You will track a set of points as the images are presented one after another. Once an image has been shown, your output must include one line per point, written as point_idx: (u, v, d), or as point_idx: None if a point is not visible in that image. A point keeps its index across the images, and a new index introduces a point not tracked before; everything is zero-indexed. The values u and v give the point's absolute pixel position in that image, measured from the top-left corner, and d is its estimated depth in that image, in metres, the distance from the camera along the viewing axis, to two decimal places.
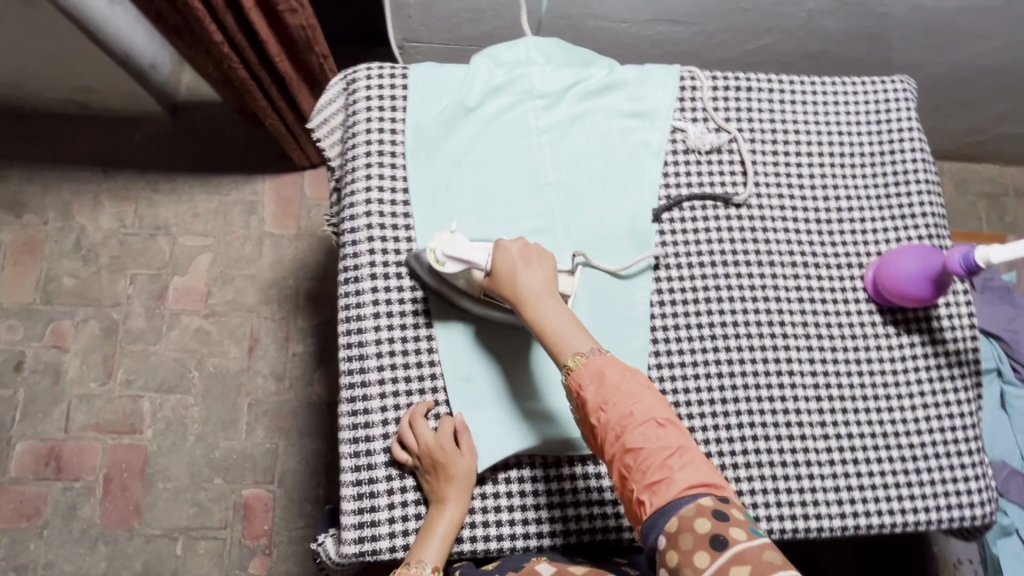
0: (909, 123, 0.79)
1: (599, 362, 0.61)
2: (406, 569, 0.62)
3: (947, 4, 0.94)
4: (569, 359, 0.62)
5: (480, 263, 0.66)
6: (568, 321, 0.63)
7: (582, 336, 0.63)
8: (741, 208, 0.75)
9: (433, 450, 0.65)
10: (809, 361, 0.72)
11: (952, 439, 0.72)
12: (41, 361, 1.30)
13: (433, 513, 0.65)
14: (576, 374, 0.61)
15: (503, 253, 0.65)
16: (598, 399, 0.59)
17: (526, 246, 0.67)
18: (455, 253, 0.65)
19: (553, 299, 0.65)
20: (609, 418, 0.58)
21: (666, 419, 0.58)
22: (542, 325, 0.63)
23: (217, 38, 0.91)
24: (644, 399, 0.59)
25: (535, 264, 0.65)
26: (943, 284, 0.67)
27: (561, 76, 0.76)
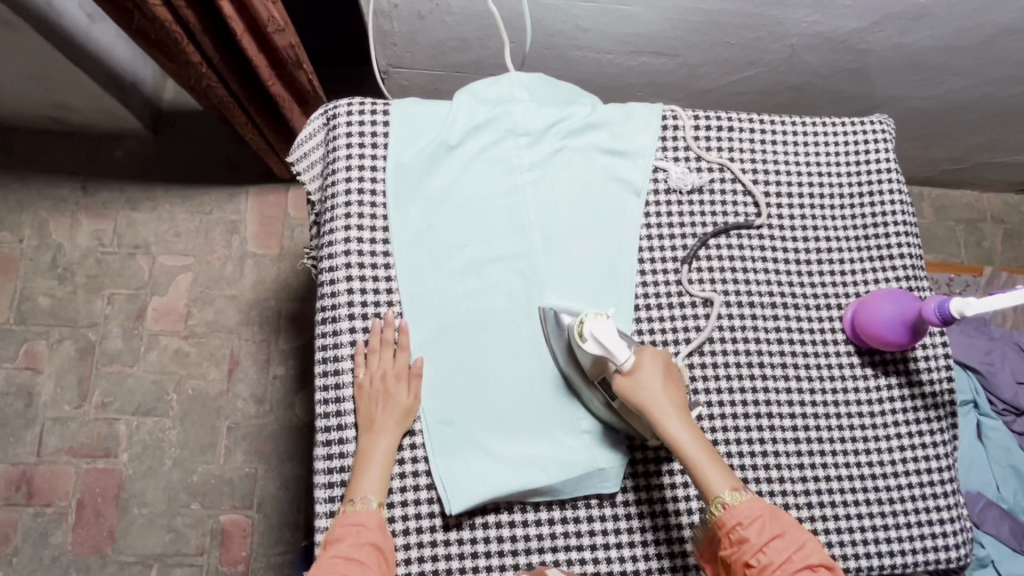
0: (888, 164, 0.80)
1: (757, 505, 0.60)
2: (352, 505, 0.63)
3: (925, 43, 0.96)
4: (726, 493, 0.60)
5: (624, 364, 0.63)
6: (710, 451, 0.62)
7: (726, 466, 0.62)
8: (722, 250, 0.75)
9: (388, 375, 0.67)
10: (787, 403, 0.73)
11: (928, 482, 0.73)
12: (13, 383, 1.27)
13: (372, 442, 0.65)
14: (732, 511, 0.59)
15: (650, 363, 0.64)
16: (759, 541, 0.58)
17: (670, 368, 0.65)
18: (604, 340, 0.62)
19: (691, 427, 0.63)
20: (769, 559, 0.57)
21: (823, 564, 0.57)
22: (687, 450, 0.62)
23: (196, 61, 0.88)
24: (805, 544, 0.58)
25: (674, 384, 0.64)
26: (919, 330, 0.68)
27: (544, 114, 0.76)
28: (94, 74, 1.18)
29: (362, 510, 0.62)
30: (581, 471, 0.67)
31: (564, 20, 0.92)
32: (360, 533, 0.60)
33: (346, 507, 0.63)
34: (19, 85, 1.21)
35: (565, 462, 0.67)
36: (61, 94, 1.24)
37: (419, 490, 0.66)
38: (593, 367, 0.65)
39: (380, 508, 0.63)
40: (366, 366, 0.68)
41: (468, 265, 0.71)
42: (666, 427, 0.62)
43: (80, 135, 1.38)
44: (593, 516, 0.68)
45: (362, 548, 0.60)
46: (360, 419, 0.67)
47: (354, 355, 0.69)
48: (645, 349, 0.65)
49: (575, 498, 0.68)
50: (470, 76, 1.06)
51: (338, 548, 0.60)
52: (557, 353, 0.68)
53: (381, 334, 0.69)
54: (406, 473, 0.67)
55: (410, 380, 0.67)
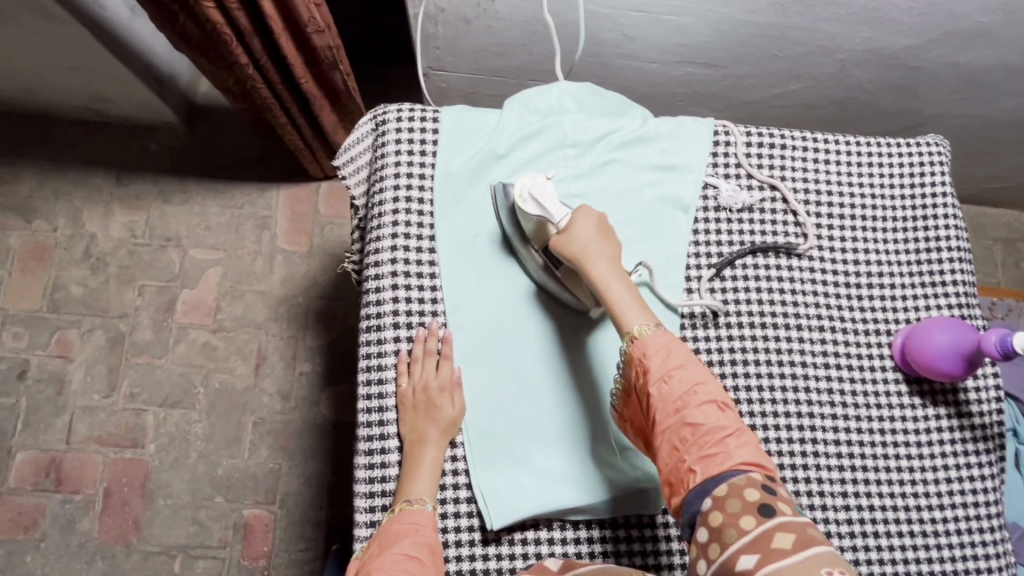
0: (943, 187, 0.78)
1: (666, 339, 0.61)
2: (408, 506, 0.62)
3: (981, 62, 0.93)
4: (636, 328, 0.61)
5: (556, 218, 0.65)
6: (632, 293, 0.63)
7: (648, 311, 0.63)
8: (770, 270, 0.74)
9: (430, 387, 0.66)
10: (833, 429, 0.71)
11: (975, 516, 0.71)
12: (45, 370, 1.29)
13: (419, 452, 0.65)
14: (640, 344, 0.61)
15: (582, 216, 0.65)
16: (664, 372, 0.59)
17: (603, 219, 0.67)
18: (539, 197, 0.66)
19: (617, 272, 0.64)
20: (672, 389, 0.58)
21: (725, 400, 0.58)
22: (608, 289, 0.63)
23: (243, 61, 0.88)
24: (707, 379, 0.59)
25: (608, 233, 0.65)
26: (975, 362, 0.67)
27: (594, 127, 0.75)
28: (135, 66, 1.18)
29: (419, 511, 0.61)
30: (622, 490, 0.66)
31: (612, 29, 0.91)
32: (419, 533, 0.60)
33: (401, 508, 0.62)
34: (61, 75, 1.22)
35: (606, 479, 0.66)
36: (100, 85, 1.24)
37: (459, 502, 0.66)
38: (536, 237, 0.67)
39: (433, 511, 0.63)
40: (408, 375, 0.68)
41: (512, 276, 0.71)
42: (589, 270, 0.63)
43: (116, 126, 1.39)
44: (634, 539, 0.67)
45: (420, 547, 0.59)
46: (404, 431, 0.66)
47: (397, 364, 0.69)
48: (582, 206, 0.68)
49: (616, 519, 0.67)
50: (510, 81, 1.05)
51: (398, 547, 0.59)
52: (504, 222, 0.70)
53: (425, 343, 0.68)
54: (447, 485, 0.66)
55: (454, 390, 0.67)
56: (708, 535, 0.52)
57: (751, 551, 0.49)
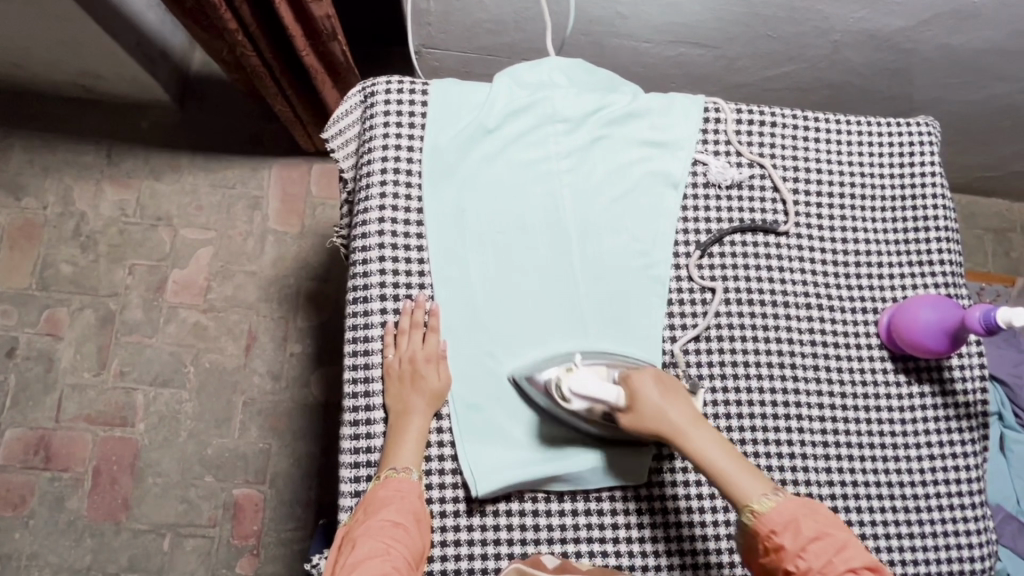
0: (931, 167, 0.78)
1: (790, 508, 0.57)
2: (394, 474, 0.62)
3: (973, 45, 0.93)
4: (755, 501, 0.58)
5: (612, 399, 0.61)
6: (727, 457, 0.60)
7: (755, 470, 0.60)
8: (759, 249, 0.74)
9: (417, 358, 0.66)
10: (818, 405, 0.72)
11: (956, 492, 0.72)
12: (35, 348, 1.28)
13: (404, 423, 0.65)
14: (762, 519, 0.57)
15: (638, 385, 0.62)
16: (796, 544, 0.55)
17: (659, 378, 0.63)
18: (584, 391, 0.61)
19: (701, 435, 0.61)
20: (809, 563, 0.54)
21: (864, 565, 0.54)
22: (710, 460, 0.60)
23: (233, 28, 0.87)
24: (848, 544, 0.55)
25: (673, 395, 0.62)
26: (960, 339, 0.67)
27: (584, 101, 0.75)
28: (125, 42, 1.17)
29: (404, 480, 0.62)
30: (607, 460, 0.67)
31: (604, 7, 0.90)
32: (404, 500, 0.60)
33: (386, 476, 0.62)
34: (49, 50, 1.20)
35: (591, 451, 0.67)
36: (90, 61, 1.23)
37: (444, 473, 0.66)
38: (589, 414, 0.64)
39: (419, 478, 0.63)
40: (394, 347, 0.68)
41: (500, 249, 0.71)
42: (682, 441, 0.61)
43: (107, 104, 1.38)
44: (617, 510, 0.68)
45: (405, 514, 0.59)
46: (389, 402, 0.66)
47: (384, 336, 0.69)
48: (627, 371, 0.64)
49: (599, 490, 0.68)
50: (503, 60, 1.04)
51: (383, 514, 0.59)
52: (540, 402, 0.66)
53: (411, 315, 0.68)
54: (432, 456, 0.66)
55: (440, 362, 0.67)
56: None
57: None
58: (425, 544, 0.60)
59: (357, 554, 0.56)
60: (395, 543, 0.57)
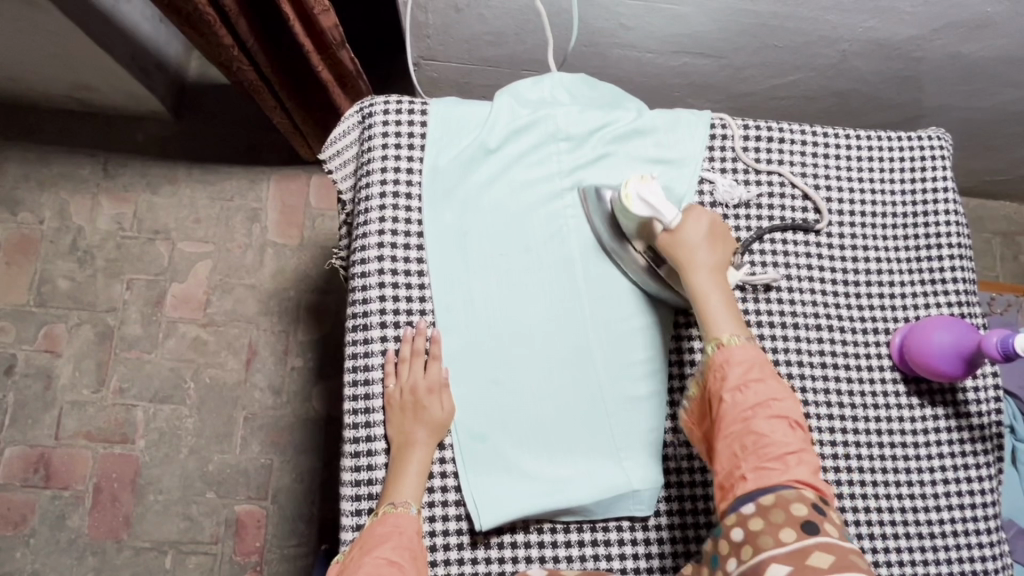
0: (945, 182, 0.76)
1: (750, 352, 0.60)
2: (393, 509, 0.61)
3: (984, 53, 0.91)
4: (726, 336, 0.61)
5: (665, 216, 0.64)
6: (731, 303, 0.63)
7: (739, 318, 0.63)
8: (768, 269, 0.72)
9: (418, 388, 0.65)
10: (829, 430, 0.70)
11: (971, 518, 0.70)
12: (33, 365, 1.27)
13: (407, 455, 0.64)
14: (726, 351, 0.60)
15: (693, 217, 0.65)
16: (739, 383, 0.58)
17: (715, 225, 0.66)
18: (645, 196, 0.64)
19: (721, 280, 0.64)
20: (744, 400, 0.57)
21: (796, 421, 0.57)
22: (707, 297, 0.63)
23: (229, 44, 0.86)
24: (785, 397, 0.58)
25: (716, 241, 0.65)
26: (975, 363, 0.65)
27: (588, 119, 0.73)
28: (120, 55, 1.15)
29: (403, 516, 0.61)
30: (615, 491, 0.65)
31: (606, 18, 0.88)
32: (402, 536, 0.59)
33: (385, 511, 0.61)
34: (42, 63, 1.19)
35: (599, 483, 0.65)
36: (85, 74, 1.21)
37: (447, 505, 0.65)
38: (638, 233, 0.66)
39: (418, 514, 0.62)
40: (396, 376, 0.66)
41: (502, 272, 0.69)
42: (692, 273, 0.63)
43: (103, 116, 1.37)
44: (624, 540, 0.66)
45: (401, 552, 0.58)
46: (391, 434, 0.65)
47: (385, 364, 0.67)
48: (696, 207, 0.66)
49: (606, 520, 0.66)
50: (504, 71, 1.02)
51: (379, 551, 0.58)
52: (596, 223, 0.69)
53: (412, 343, 0.67)
54: (435, 487, 0.65)
55: (442, 392, 0.65)
56: (741, 536, 0.53)
57: (787, 561, 0.50)
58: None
59: None
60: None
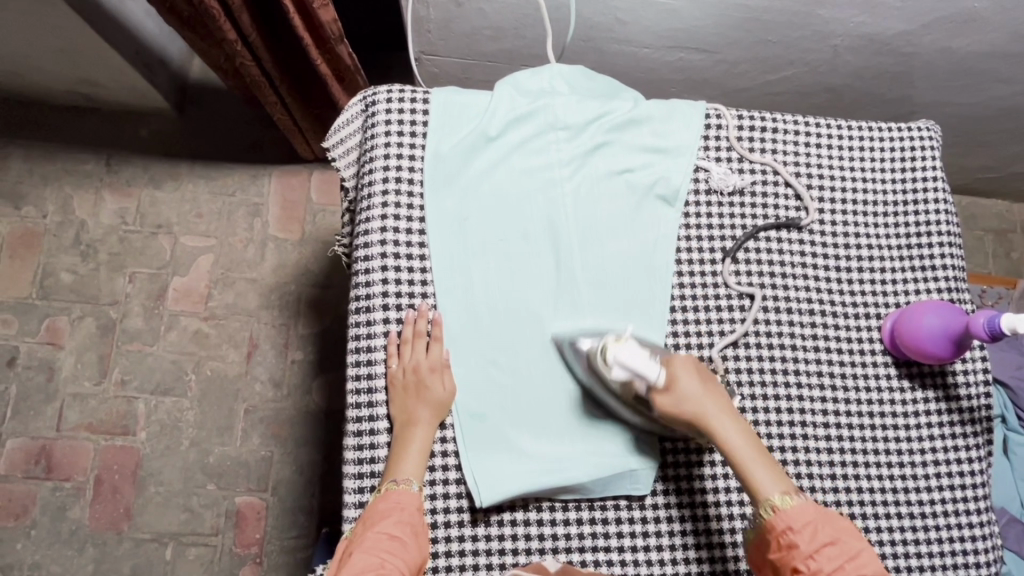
0: (934, 172, 0.78)
1: (810, 510, 0.58)
2: (394, 486, 0.62)
3: (972, 49, 0.93)
4: (777, 497, 0.59)
5: (651, 377, 0.61)
6: (761, 454, 0.61)
7: (777, 469, 0.61)
8: (761, 256, 0.74)
9: (421, 368, 0.66)
10: (822, 412, 0.72)
11: (961, 498, 0.72)
12: (35, 357, 1.28)
13: (408, 434, 0.65)
14: (782, 514, 0.58)
15: (681, 368, 0.63)
16: (810, 547, 0.57)
17: (699, 369, 0.64)
18: (628, 362, 0.61)
19: (741, 430, 0.62)
20: (820, 566, 0.56)
21: (874, 575, 0.55)
22: (737, 452, 0.61)
23: (233, 39, 0.87)
24: (859, 553, 0.56)
25: (710, 386, 0.63)
26: (964, 345, 0.67)
27: (586, 108, 0.74)
28: (124, 51, 1.17)
29: (405, 492, 0.62)
30: (612, 470, 0.66)
31: (604, 13, 0.90)
32: (403, 512, 0.60)
33: (387, 488, 0.62)
34: (47, 58, 1.20)
35: (597, 462, 0.66)
36: (89, 70, 1.23)
37: (448, 483, 0.66)
38: (623, 389, 0.64)
39: (420, 491, 0.63)
40: (398, 356, 0.68)
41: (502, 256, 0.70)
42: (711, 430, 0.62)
43: (106, 113, 1.38)
44: (622, 518, 0.67)
45: (403, 527, 0.60)
46: (394, 413, 0.66)
47: (387, 346, 0.68)
48: (673, 358, 0.64)
49: (604, 499, 0.68)
50: (503, 66, 1.04)
51: (382, 526, 0.59)
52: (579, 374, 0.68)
53: (414, 325, 0.68)
54: (436, 466, 0.66)
55: (444, 372, 0.67)
56: None
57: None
58: (424, 556, 0.60)
59: (354, 564, 0.56)
60: (391, 556, 0.57)
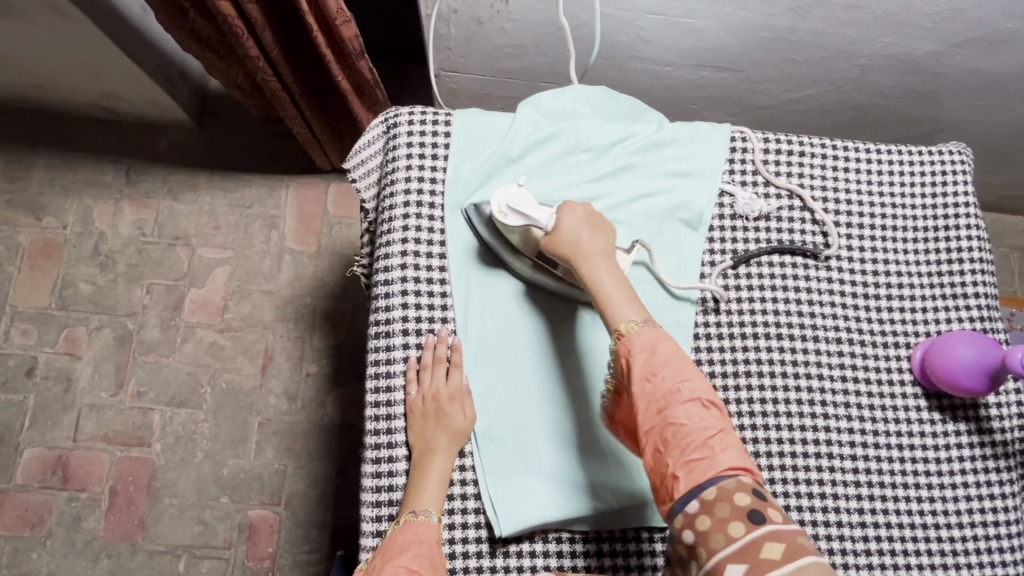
0: (966, 196, 0.76)
1: (653, 335, 0.59)
2: (413, 517, 0.61)
3: (1003, 68, 0.92)
4: (624, 324, 0.60)
5: (541, 223, 0.65)
6: (625, 290, 0.62)
7: (640, 307, 0.62)
8: (787, 282, 0.72)
9: (441, 396, 0.65)
10: (849, 443, 0.70)
11: (995, 535, 0.70)
12: (54, 367, 1.29)
13: (427, 464, 0.64)
14: (627, 340, 0.59)
15: (568, 213, 0.65)
16: (647, 370, 0.57)
17: (591, 215, 0.66)
18: (520, 207, 0.65)
19: (611, 268, 0.63)
20: (655, 389, 0.56)
21: (709, 399, 0.56)
22: (602, 283, 0.62)
23: (255, 55, 0.87)
24: (693, 378, 0.57)
25: (600, 230, 0.65)
26: (999, 378, 0.65)
27: (609, 131, 0.74)
28: (145, 65, 1.18)
29: (424, 524, 0.61)
30: (636, 501, 0.65)
31: (626, 32, 0.89)
32: (422, 546, 0.59)
33: (406, 520, 0.61)
34: (70, 72, 1.22)
35: (618, 492, 0.65)
36: (111, 84, 1.24)
37: (466, 513, 0.65)
38: (522, 243, 0.67)
39: (439, 522, 0.62)
40: (417, 382, 0.67)
41: (490, 292, 0.70)
42: (581, 264, 0.63)
43: (127, 125, 1.39)
44: (644, 552, 0.66)
45: (421, 561, 0.58)
46: (412, 440, 0.66)
47: (407, 371, 0.68)
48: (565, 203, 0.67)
49: (625, 531, 0.66)
50: (523, 83, 1.03)
51: (400, 560, 0.58)
52: (479, 229, 0.69)
53: (434, 350, 0.67)
54: (455, 495, 0.65)
55: (464, 399, 0.66)
56: (693, 538, 0.51)
57: (740, 560, 0.48)
58: None
59: None
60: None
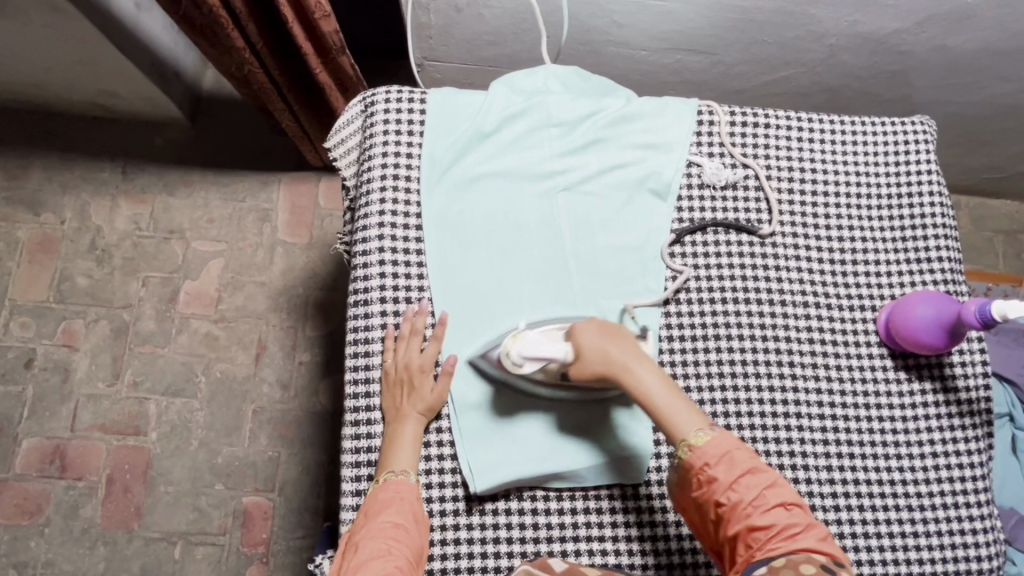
0: (928, 164, 0.78)
1: (725, 443, 0.59)
2: (392, 476, 0.64)
3: (970, 46, 0.94)
4: (692, 436, 0.59)
5: (559, 356, 0.63)
6: (675, 394, 0.61)
7: (694, 407, 0.62)
8: (754, 249, 0.75)
9: (411, 366, 0.68)
10: (817, 404, 0.72)
11: (961, 491, 0.71)
12: (52, 359, 1.32)
13: (398, 428, 0.66)
14: (699, 452, 0.59)
15: (584, 336, 0.63)
16: (729, 478, 0.58)
17: (606, 332, 0.64)
18: (532, 353, 0.63)
19: (652, 374, 0.62)
20: (741, 496, 0.57)
21: (795, 503, 0.57)
22: (652, 398, 0.61)
23: (240, 46, 0.90)
24: (777, 482, 0.58)
25: (620, 345, 0.63)
26: (957, 334, 0.67)
27: (579, 106, 0.76)
28: (140, 63, 1.21)
29: (403, 483, 0.63)
30: (604, 458, 0.68)
31: (600, 16, 0.92)
32: (403, 502, 0.62)
33: (385, 478, 0.64)
34: (67, 70, 1.25)
35: (588, 449, 0.68)
36: (106, 81, 1.27)
37: (443, 473, 0.67)
38: (544, 373, 0.65)
39: (417, 480, 0.65)
40: (394, 352, 0.69)
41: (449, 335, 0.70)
42: (622, 382, 0.62)
43: (123, 122, 1.43)
44: (616, 508, 0.68)
45: (405, 515, 0.62)
46: (386, 405, 0.68)
47: (384, 340, 0.70)
48: (573, 324, 0.65)
49: (597, 488, 0.68)
50: (503, 71, 1.06)
51: (384, 516, 0.61)
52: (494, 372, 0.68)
53: (413, 322, 0.70)
54: (431, 455, 0.68)
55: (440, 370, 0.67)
56: None
57: None
58: (425, 542, 0.63)
59: (360, 556, 0.58)
60: (397, 542, 0.59)
